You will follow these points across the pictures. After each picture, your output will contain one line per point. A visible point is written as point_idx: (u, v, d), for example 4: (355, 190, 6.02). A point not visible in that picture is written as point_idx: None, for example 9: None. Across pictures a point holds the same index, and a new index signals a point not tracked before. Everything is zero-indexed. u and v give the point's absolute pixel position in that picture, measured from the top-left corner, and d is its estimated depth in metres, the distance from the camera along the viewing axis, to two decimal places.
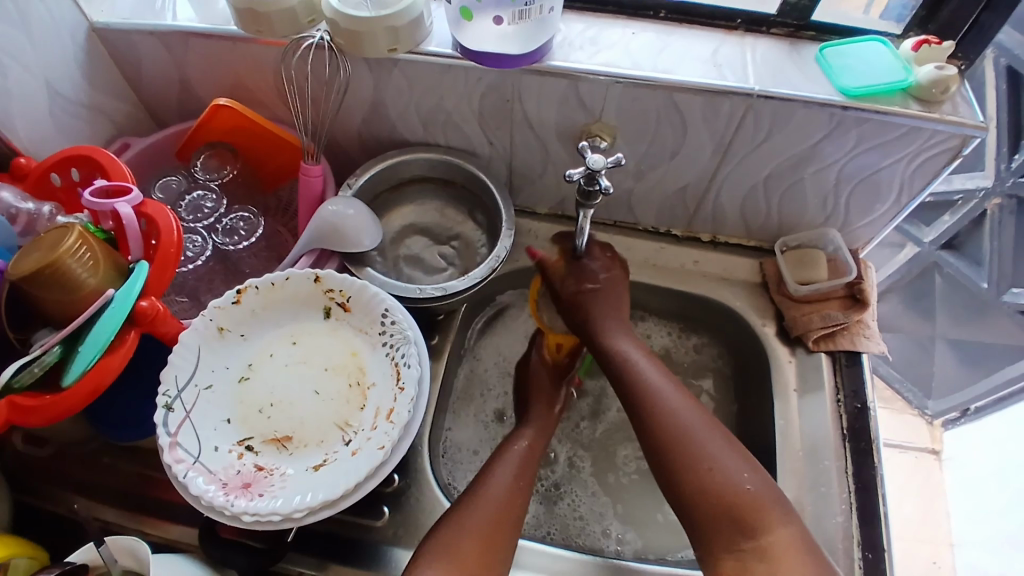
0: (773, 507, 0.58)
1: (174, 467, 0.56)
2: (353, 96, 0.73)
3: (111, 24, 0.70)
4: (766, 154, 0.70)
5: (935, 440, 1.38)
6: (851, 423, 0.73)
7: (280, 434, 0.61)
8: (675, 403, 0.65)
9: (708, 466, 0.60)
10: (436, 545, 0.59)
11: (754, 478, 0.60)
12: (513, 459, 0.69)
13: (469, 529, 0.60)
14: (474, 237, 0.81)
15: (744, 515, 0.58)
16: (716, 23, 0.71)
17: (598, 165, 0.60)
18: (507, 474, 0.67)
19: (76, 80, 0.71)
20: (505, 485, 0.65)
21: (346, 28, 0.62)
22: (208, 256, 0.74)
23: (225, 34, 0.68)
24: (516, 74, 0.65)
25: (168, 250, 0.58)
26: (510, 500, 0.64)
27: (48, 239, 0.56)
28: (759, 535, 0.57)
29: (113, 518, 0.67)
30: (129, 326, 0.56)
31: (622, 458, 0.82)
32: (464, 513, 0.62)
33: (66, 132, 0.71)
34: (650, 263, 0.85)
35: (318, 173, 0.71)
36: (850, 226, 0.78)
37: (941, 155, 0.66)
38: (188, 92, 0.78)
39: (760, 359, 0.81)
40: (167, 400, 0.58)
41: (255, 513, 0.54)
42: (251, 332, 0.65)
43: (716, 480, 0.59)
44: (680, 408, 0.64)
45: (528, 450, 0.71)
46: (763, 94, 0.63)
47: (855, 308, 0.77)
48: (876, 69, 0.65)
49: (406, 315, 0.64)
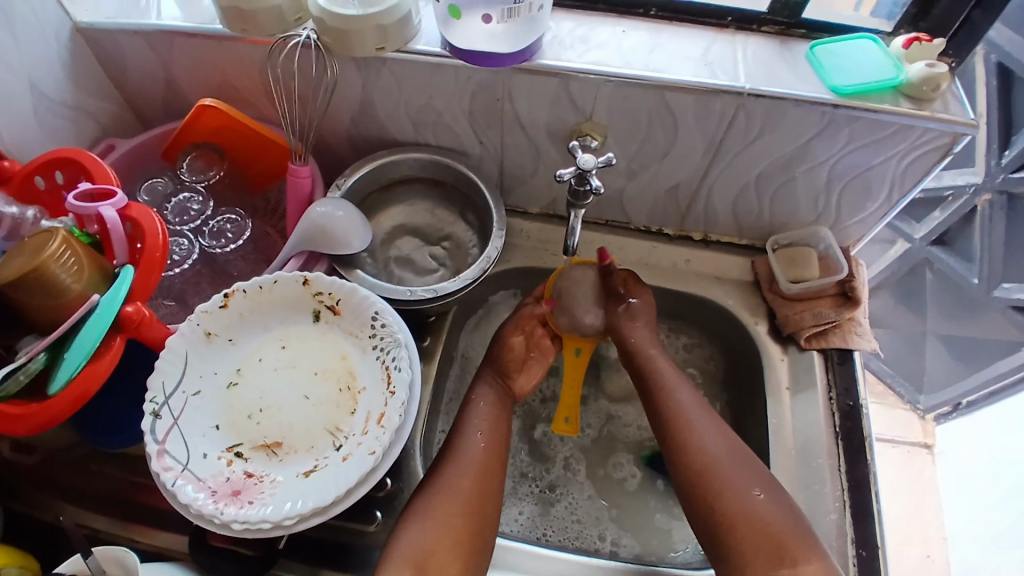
0: (806, 544, 0.59)
1: (162, 475, 0.55)
2: (341, 95, 0.72)
3: (95, 23, 0.69)
4: (757, 152, 0.70)
5: (926, 434, 1.39)
6: (843, 422, 0.73)
7: (268, 440, 0.60)
8: (715, 436, 0.67)
9: (759, 493, 0.63)
10: (417, 506, 0.63)
11: (787, 508, 0.62)
12: (480, 420, 0.72)
13: (442, 492, 0.64)
14: (464, 237, 0.80)
15: (784, 544, 0.59)
16: (706, 21, 0.70)
17: (589, 164, 0.60)
18: (476, 435, 0.70)
19: (60, 81, 0.69)
20: (476, 452, 0.68)
21: (331, 26, 0.61)
22: (194, 260, 0.73)
23: (210, 33, 0.67)
24: (505, 73, 0.65)
25: (153, 255, 0.57)
26: (480, 464, 0.67)
27: (32, 244, 0.55)
28: (796, 565, 0.58)
29: (102, 526, 0.66)
30: (114, 331, 0.54)
31: (617, 461, 0.82)
32: (439, 477, 0.65)
33: (50, 133, 0.70)
34: (643, 262, 0.85)
35: (306, 174, 0.70)
36: (840, 224, 0.78)
37: (931, 152, 0.66)
38: (174, 92, 0.77)
39: (753, 358, 0.81)
40: (154, 407, 0.58)
41: (245, 521, 0.54)
42: (239, 336, 0.65)
43: (759, 507, 0.61)
44: (716, 441, 0.67)
45: (494, 411, 0.73)
46: (754, 92, 0.63)
47: (847, 306, 0.76)
48: (867, 67, 0.65)
49: (396, 318, 0.63)
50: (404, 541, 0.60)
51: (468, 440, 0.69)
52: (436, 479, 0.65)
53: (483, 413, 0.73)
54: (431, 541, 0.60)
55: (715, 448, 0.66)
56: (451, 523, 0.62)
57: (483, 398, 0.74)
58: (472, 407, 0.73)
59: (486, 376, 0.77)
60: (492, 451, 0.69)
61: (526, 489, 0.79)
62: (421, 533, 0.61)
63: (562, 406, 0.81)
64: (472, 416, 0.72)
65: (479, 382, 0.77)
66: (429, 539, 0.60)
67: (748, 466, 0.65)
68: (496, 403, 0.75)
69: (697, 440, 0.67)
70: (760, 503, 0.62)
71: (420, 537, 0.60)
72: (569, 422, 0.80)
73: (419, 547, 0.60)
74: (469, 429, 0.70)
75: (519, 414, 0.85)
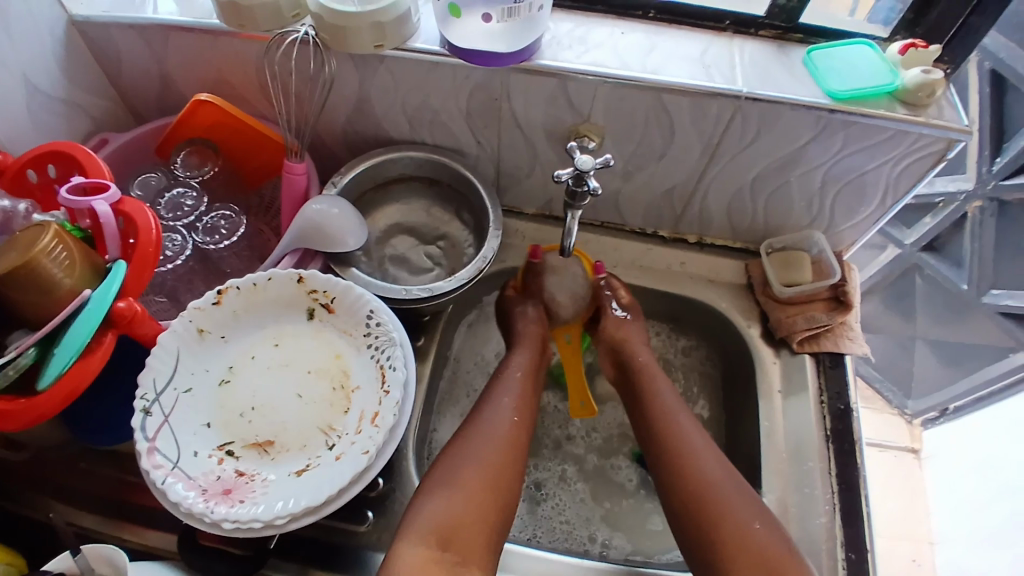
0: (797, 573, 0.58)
1: (151, 473, 0.54)
2: (337, 91, 0.71)
3: (91, 17, 0.68)
4: (753, 155, 0.70)
5: (914, 439, 1.40)
6: (835, 424, 0.73)
7: (260, 439, 0.60)
8: (711, 458, 0.67)
9: (756, 524, 0.61)
10: (437, 479, 0.62)
11: (783, 538, 0.60)
12: (511, 390, 0.72)
13: (470, 464, 0.63)
14: (460, 237, 0.80)
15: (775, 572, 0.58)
16: (704, 24, 0.70)
17: (587, 166, 0.60)
18: (506, 406, 0.69)
19: (53, 75, 0.68)
20: (503, 426, 0.67)
21: (330, 23, 0.61)
22: (187, 256, 0.72)
23: (206, 28, 0.67)
24: (503, 72, 0.65)
25: (146, 250, 0.57)
26: (507, 439, 0.66)
27: (23, 239, 0.54)
28: None
29: (91, 524, 0.65)
30: (105, 328, 0.54)
31: (612, 467, 0.82)
32: (461, 451, 0.65)
33: (42, 127, 0.69)
34: (637, 265, 0.85)
35: (301, 171, 0.69)
36: (834, 229, 0.79)
37: (925, 158, 0.66)
38: (169, 87, 0.76)
39: (746, 362, 0.81)
40: (145, 403, 0.57)
41: (236, 520, 0.53)
42: (231, 334, 0.64)
43: (757, 537, 0.60)
44: (713, 462, 0.66)
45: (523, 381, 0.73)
46: (751, 96, 0.63)
47: (839, 309, 0.77)
48: (864, 72, 0.65)
49: (391, 317, 0.63)
50: (426, 512, 0.59)
51: (497, 411, 0.69)
52: (459, 453, 0.64)
53: (516, 383, 0.73)
54: (457, 513, 0.59)
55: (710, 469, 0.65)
56: (476, 497, 0.61)
57: (519, 366, 0.74)
58: (505, 380, 0.73)
59: (525, 345, 0.76)
60: (523, 425, 0.69)
61: None
62: (446, 505, 0.60)
63: (573, 391, 0.80)
64: (505, 386, 0.72)
65: (516, 351, 0.76)
66: (454, 510, 0.59)
67: (744, 497, 0.63)
68: (531, 371, 0.75)
69: (688, 449, 0.67)
70: (756, 534, 0.60)
71: (445, 508, 0.59)
72: (583, 404, 0.79)
73: (443, 518, 0.59)
74: (497, 401, 0.70)
75: None
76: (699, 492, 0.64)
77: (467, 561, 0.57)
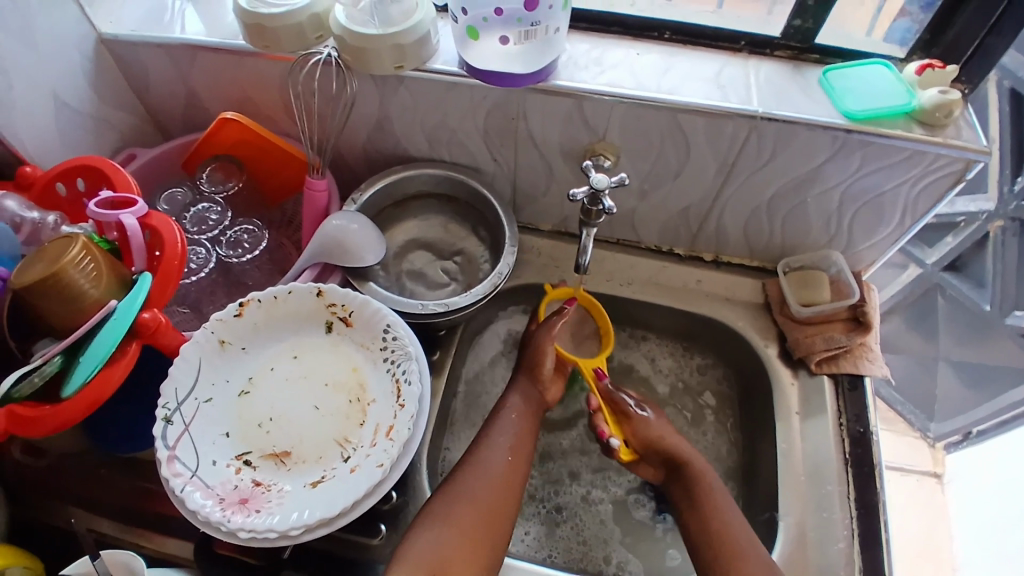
0: None
1: (170, 481, 0.55)
2: (360, 111, 0.73)
3: (119, 35, 0.71)
4: (770, 174, 0.70)
5: (937, 462, 1.37)
6: (853, 449, 0.72)
7: (278, 449, 0.61)
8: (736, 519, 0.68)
9: None
10: (433, 511, 0.63)
11: None
12: (506, 425, 0.72)
13: (464, 501, 0.64)
14: (477, 252, 0.81)
15: None
16: (719, 45, 0.71)
17: (602, 185, 0.61)
18: (503, 439, 0.71)
19: (81, 91, 0.71)
20: (503, 462, 0.68)
21: (353, 44, 0.63)
22: (210, 269, 0.73)
23: (231, 49, 0.69)
24: (520, 92, 0.66)
25: (171, 263, 0.58)
26: (501, 480, 0.67)
27: (52, 250, 0.55)
28: None
29: (109, 531, 0.66)
30: (130, 337, 0.56)
31: (633, 502, 0.79)
32: (457, 488, 0.65)
33: (71, 142, 0.71)
34: (654, 282, 0.85)
35: (323, 187, 0.71)
36: (852, 249, 0.78)
37: (943, 179, 0.66)
38: (193, 104, 0.78)
39: (763, 380, 0.80)
40: (166, 412, 0.58)
41: (251, 529, 0.54)
42: (252, 346, 0.65)
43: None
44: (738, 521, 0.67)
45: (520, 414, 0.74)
46: (766, 116, 0.64)
47: (857, 330, 0.76)
48: (878, 91, 0.65)
49: (407, 331, 0.64)
50: (420, 546, 0.60)
51: (496, 449, 0.69)
52: (455, 486, 0.66)
53: (514, 419, 0.73)
54: (454, 546, 0.61)
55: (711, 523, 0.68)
56: (470, 534, 0.62)
57: (516, 408, 0.75)
58: (502, 420, 0.73)
59: (520, 384, 0.77)
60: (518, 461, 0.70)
61: (532, 509, 0.79)
62: (438, 540, 0.61)
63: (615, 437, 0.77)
64: (502, 423, 0.72)
65: (512, 392, 0.76)
66: (446, 546, 0.61)
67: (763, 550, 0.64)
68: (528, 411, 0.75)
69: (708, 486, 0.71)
70: None
71: (437, 544, 0.61)
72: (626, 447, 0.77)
73: (437, 550, 0.60)
74: (493, 441, 0.70)
75: (541, 457, 0.82)
76: (715, 515, 0.68)
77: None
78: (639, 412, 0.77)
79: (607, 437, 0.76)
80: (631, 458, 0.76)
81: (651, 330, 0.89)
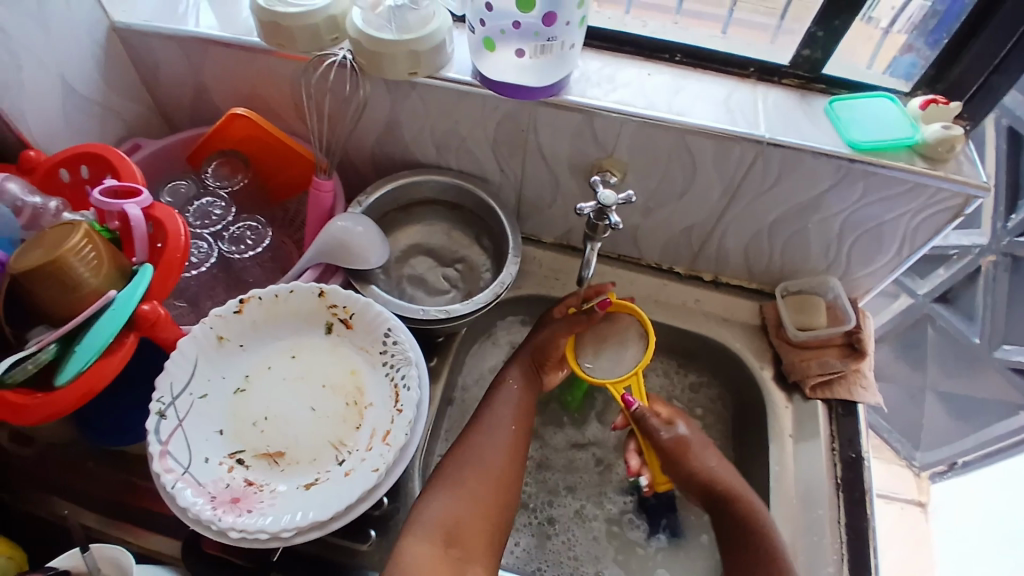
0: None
1: (162, 476, 0.55)
2: (371, 115, 0.73)
3: (132, 24, 0.71)
4: (774, 199, 0.71)
5: (921, 491, 1.38)
6: (845, 473, 0.73)
7: (272, 450, 0.60)
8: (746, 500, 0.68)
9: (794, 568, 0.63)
10: (442, 478, 0.65)
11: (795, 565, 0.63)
12: (507, 397, 0.72)
13: (471, 468, 0.65)
14: (479, 261, 0.81)
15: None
16: (729, 70, 0.72)
17: (610, 201, 0.61)
18: (506, 412, 0.71)
19: (91, 77, 0.71)
20: (506, 433, 0.69)
21: (368, 48, 0.63)
22: (211, 264, 0.73)
23: (246, 45, 0.69)
24: (532, 105, 0.67)
25: (173, 256, 0.58)
26: (508, 449, 0.68)
27: (53, 236, 0.55)
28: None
29: (95, 525, 0.65)
30: (128, 329, 0.55)
31: (629, 522, 0.79)
32: (466, 454, 0.66)
33: (77, 128, 0.71)
34: (653, 299, 0.85)
35: (329, 188, 0.71)
36: (850, 275, 0.79)
37: (942, 213, 0.67)
38: (202, 97, 0.78)
39: (757, 402, 0.81)
40: (160, 407, 0.58)
41: (243, 529, 0.53)
42: (250, 343, 0.65)
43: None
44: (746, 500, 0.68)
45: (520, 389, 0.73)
46: (772, 142, 0.65)
47: (852, 357, 0.77)
48: (883, 123, 0.67)
49: (408, 336, 0.64)
50: (434, 510, 0.62)
51: (497, 422, 0.69)
52: (464, 452, 0.67)
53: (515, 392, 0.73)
54: (467, 511, 0.62)
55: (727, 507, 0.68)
56: (480, 501, 0.64)
57: (514, 380, 0.74)
58: (501, 391, 0.72)
59: (522, 360, 0.75)
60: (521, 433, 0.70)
61: (525, 519, 0.78)
62: (452, 505, 0.62)
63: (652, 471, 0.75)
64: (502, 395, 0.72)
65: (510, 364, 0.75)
66: (457, 510, 0.62)
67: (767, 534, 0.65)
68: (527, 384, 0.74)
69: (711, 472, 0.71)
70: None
71: (452, 506, 0.62)
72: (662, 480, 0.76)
73: (449, 513, 0.62)
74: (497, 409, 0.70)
75: (534, 467, 0.82)
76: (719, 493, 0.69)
77: (469, 559, 0.61)
78: (674, 438, 0.72)
79: (635, 473, 0.76)
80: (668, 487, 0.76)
81: None
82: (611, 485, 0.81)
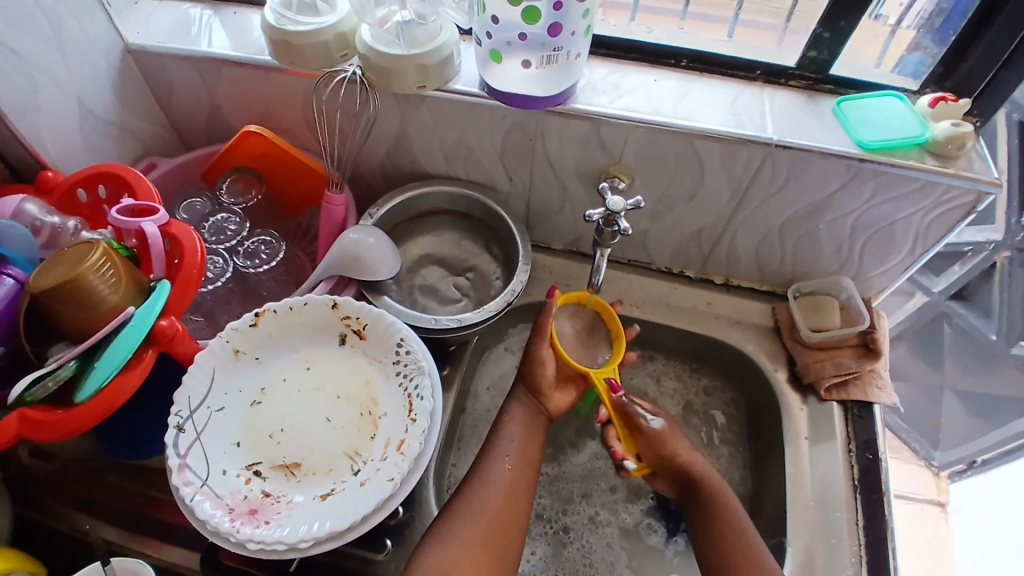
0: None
1: (181, 489, 0.55)
2: (380, 128, 0.74)
3: (146, 46, 0.73)
4: (783, 200, 0.71)
5: (941, 491, 1.36)
6: (862, 475, 0.72)
7: (288, 461, 0.61)
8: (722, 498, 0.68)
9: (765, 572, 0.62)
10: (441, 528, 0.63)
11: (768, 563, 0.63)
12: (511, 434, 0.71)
13: (467, 514, 0.64)
14: (489, 269, 0.82)
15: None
16: (735, 73, 0.72)
17: (618, 207, 0.62)
18: (505, 449, 0.70)
19: (106, 99, 0.72)
20: (505, 475, 0.68)
21: (378, 63, 0.64)
22: (227, 278, 0.74)
23: (258, 63, 0.71)
24: (538, 115, 0.67)
25: (190, 272, 0.59)
26: (508, 491, 0.67)
27: (72, 254, 0.56)
28: None
29: (116, 538, 0.66)
30: (147, 345, 0.56)
31: (646, 529, 0.79)
32: (462, 502, 0.65)
33: (94, 149, 0.72)
34: (663, 303, 0.85)
35: (340, 202, 0.72)
36: (863, 275, 0.79)
37: (954, 210, 0.67)
38: (216, 116, 0.80)
39: (771, 404, 0.80)
40: (179, 420, 0.58)
41: (260, 541, 0.54)
42: (265, 356, 0.66)
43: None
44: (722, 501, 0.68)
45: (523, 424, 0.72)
46: (781, 144, 0.65)
47: (867, 357, 0.76)
48: (892, 122, 0.66)
49: (421, 345, 0.64)
50: (428, 558, 0.61)
51: (497, 461, 0.69)
52: (463, 502, 0.65)
53: (519, 426, 0.72)
54: (463, 558, 0.61)
55: (705, 545, 0.66)
56: (479, 544, 0.62)
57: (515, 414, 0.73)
58: (503, 430, 0.71)
59: (523, 377, 0.75)
60: (521, 471, 0.69)
61: (540, 529, 0.78)
62: (447, 553, 0.61)
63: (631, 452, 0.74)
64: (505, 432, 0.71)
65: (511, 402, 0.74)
66: (453, 556, 0.61)
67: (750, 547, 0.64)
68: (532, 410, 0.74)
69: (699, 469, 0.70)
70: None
71: (447, 555, 0.61)
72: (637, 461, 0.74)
73: (443, 561, 0.60)
74: (496, 453, 0.69)
75: (548, 476, 0.82)
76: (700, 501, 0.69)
77: None
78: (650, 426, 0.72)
79: (620, 457, 0.74)
80: (644, 473, 0.73)
81: (660, 351, 0.89)
82: (623, 491, 0.81)
